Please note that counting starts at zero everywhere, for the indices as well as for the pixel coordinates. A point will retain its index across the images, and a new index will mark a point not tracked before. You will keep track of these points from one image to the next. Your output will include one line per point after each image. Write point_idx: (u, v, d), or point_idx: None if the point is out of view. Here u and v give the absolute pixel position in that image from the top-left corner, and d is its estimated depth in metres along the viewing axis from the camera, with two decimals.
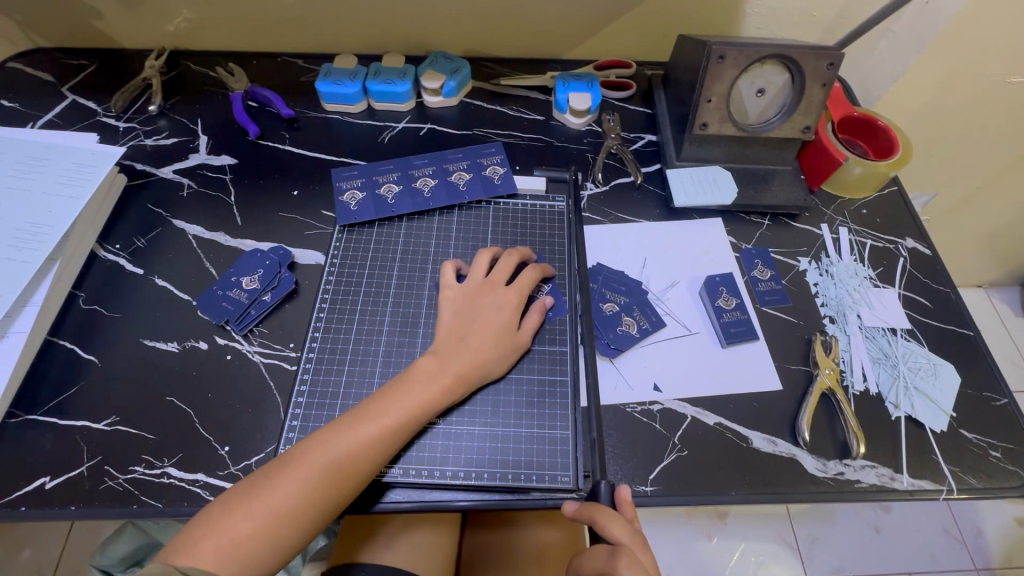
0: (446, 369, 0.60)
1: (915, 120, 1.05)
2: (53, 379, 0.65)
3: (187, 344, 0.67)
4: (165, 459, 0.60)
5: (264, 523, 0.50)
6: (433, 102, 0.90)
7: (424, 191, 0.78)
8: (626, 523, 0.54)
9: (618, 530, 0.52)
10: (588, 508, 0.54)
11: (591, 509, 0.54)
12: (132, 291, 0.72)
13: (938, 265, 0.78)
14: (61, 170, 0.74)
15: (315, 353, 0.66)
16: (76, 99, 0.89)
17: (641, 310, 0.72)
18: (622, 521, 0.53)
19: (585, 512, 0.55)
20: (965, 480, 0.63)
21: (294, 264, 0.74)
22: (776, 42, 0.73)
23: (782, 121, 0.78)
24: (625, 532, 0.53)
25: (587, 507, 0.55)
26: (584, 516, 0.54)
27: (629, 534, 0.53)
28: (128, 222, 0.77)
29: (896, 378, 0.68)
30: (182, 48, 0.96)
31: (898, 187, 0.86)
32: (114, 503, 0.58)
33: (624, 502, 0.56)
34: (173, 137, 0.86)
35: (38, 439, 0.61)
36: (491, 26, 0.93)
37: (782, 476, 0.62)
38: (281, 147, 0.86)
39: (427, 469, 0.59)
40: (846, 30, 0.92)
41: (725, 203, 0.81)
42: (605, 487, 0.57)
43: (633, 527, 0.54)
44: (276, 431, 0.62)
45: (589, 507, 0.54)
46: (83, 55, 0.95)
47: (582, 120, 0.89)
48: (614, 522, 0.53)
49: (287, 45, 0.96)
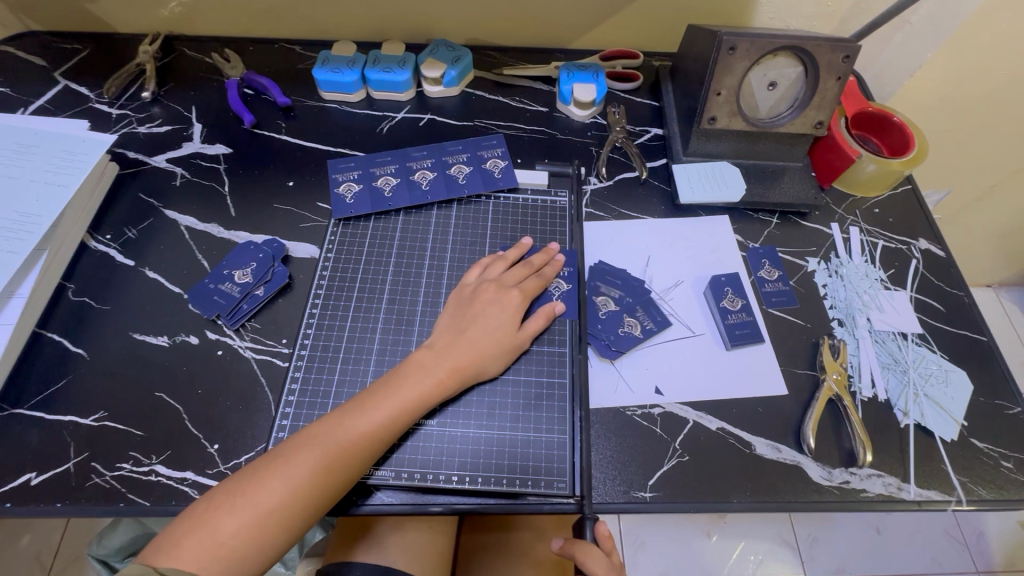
0: (441, 362, 0.59)
1: (931, 115, 1.02)
2: (41, 372, 0.63)
3: (177, 338, 0.66)
4: (153, 456, 0.59)
5: (252, 521, 0.49)
6: (434, 92, 0.88)
7: (422, 184, 0.76)
8: (607, 559, 0.55)
9: (599, 568, 0.54)
10: (570, 546, 0.55)
11: (574, 548, 0.55)
12: (123, 283, 0.70)
13: (951, 267, 0.76)
14: (51, 158, 0.72)
15: (307, 350, 0.64)
16: (68, 84, 0.87)
17: (644, 310, 0.70)
18: (602, 558, 0.54)
19: (569, 548, 0.56)
20: (975, 491, 0.61)
21: (288, 257, 0.72)
22: (791, 33, 0.70)
23: (794, 116, 0.75)
24: (605, 570, 0.54)
25: (569, 545, 0.56)
26: (567, 553, 0.55)
27: (609, 570, 0.54)
28: (120, 211, 0.76)
29: (906, 384, 0.66)
30: (177, 32, 0.94)
31: (912, 185, 0.83)
32: (101, 501, 0.56)
33: (603, 536, 0.56)
34: (166, 124, 0.84)
35: (24, 434, 0.60)
36: (494, 13, 0.90)
37: (785, 484, 0.60)
38: (277, 136, 0.83)
39: (419, 473, 0.57)
40: (861, 23, 0.89)
41: (733, 200, 0.78)
42: (590, 523, 0.57)
43: (612, 561, 0.55)
44: (266, 429, 0.60)
45: (571, 545, 0.56)
46: (75, 38, 0.92)
47: (587, 112, 0.86)
48: (596, 560, 0.54)
49: (284, 31, 0.94)
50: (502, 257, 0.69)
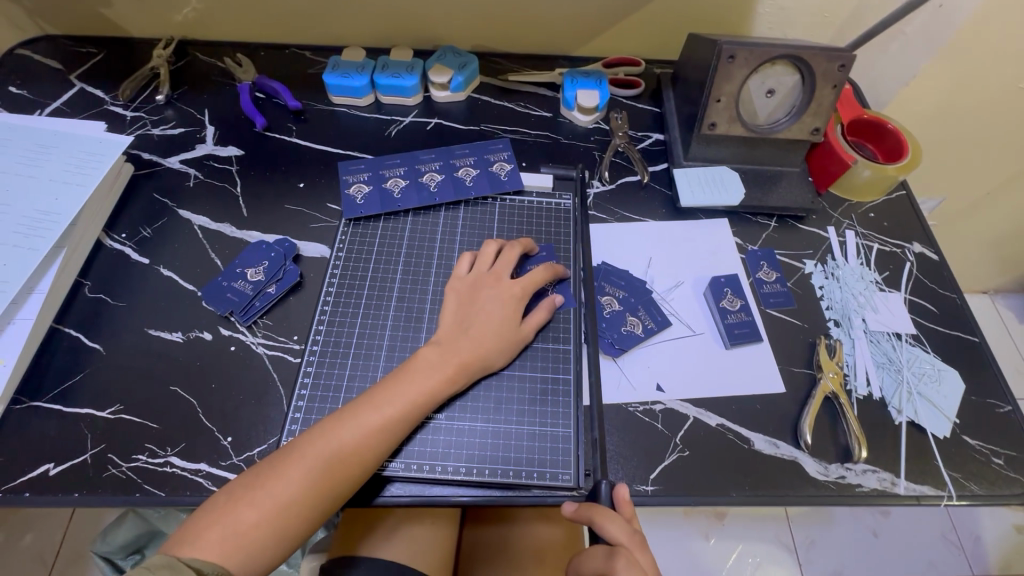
0: (448, 357, 0.61)
1: (926, 124, 1.04)
2: (58, 367, 0.65)
3: (191, 334, 0.68)
4: (168, 448, 0.60)
5: (270, 512, 0.50)
6: (441, 96, 0.90)
7: (431, 186, 0.78)
8: (626, 524, 0.55)
9: (617, 530, 0.53)
10: (587, 508, 0.55)
11: (590, 509, 0.55)
12: (137, 280, 0.72)
13: (944, 270, 0.78)
14: (68, 158, 0.74)
15: (319, 345, 0.66)
16: (83, 87, 0.89)
17: (646, 310, 0.72)
18: (620, 521, 0.54)
19: (585, 512, 0.55)
20: (967, 486, 0.62)
21: (299, 256, 0.74)
22: (788, 42, 0.73)
23: (792, 123, 0.77)
24: (624, 533, 0.53)
25: (587, 507, 0.55)
26: (584, 516, 0.54)
27: (628, 535, 0.54)
28: (135, 211, 0.78)
29: (900, 383, 0.68)
30: (191, 37, 0.96)
31: (907, 191, 0.85)
32: (118, 491, 0.58)
33: (621, 500, 0.56)
34: (180, 127, 0.86)
35: (42, 426, 0.61)
36: (500, 21, 0.92)
37: (782, 478, 0.62)
38: (288, 139, 0.85)
39: (428, 465, 0.59)
40: (857, 33, 0.91)
41: (733, 204, 0.80)
42: (606, 486, 0.58)
43: (632, 526, 0.55)
44: (279, 423, 0.62)
45: (588, 507, 0.55)
46: (91, 43, 0.95)
47: (590, 118, 0.88)
48: (612, 523, 0.54)
49: (295, 37, 0.96)
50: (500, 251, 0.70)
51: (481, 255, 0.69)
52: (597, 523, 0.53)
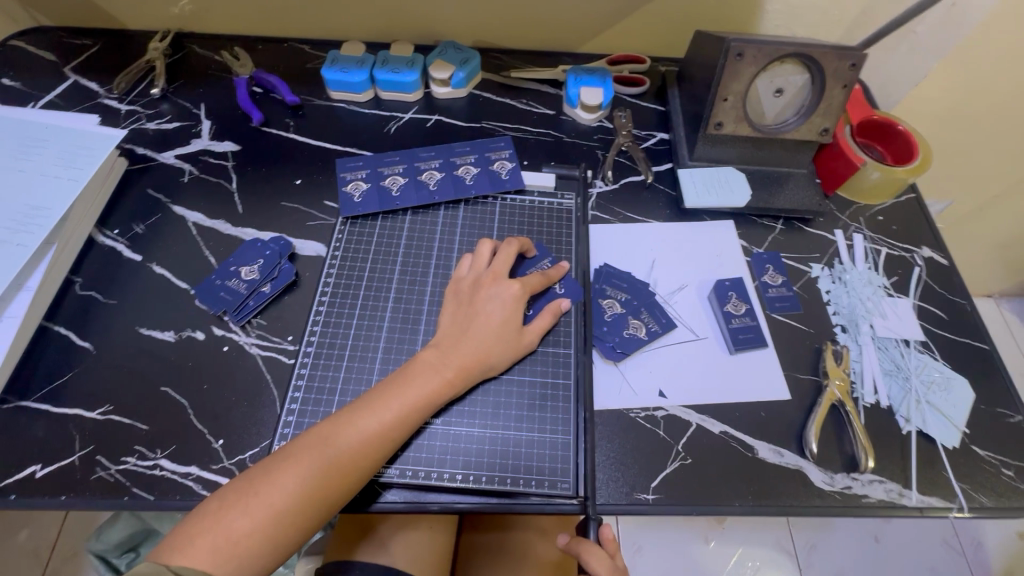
0: (448, 361, 0.59)
1: (936, 125, 1.02)
2: (46, 366, 0.64)
3: (183, 333, 0.66)
4: (158, 451, 0.59)
5: (263, 519, 0.49)
6: (441, 93, 0.88)
7: (430, 184, 0.76)
8: (611, 560, 0.55)
9: (603, 566, 0.54)
10: (575, 543, 0.56)
11: (577, 543, 0.55)
12: (130, 278, 0.70)
13: (954, 276, 0.76)
14: (60, 152, 0.73)
15: (314, 346, 0.64)
16: (78, 80, 0.88)
17: (649, 312, 0.70)
18: (606, 557, 0.55)
19: (573, 546, 0.56)
20: (976, 498, 0.61)
21: (294, 255, 0.72)
22: (798, 40, 0.71)
23: (800, 123, 0.76)
24: (608, 569, 0.54)
25: (575, 541, 0.56)
26: (572, 550, 0.55)
27: (613, 572, 0.55)
28: (128, 206, 0.76)
29: (908, 391, 0.67)
30: (187, 30, 0.94)
31: (916, 193, 0.83)
32: (106, 494, 0.56)
33: (607, 539, 0.58)
34: (175, 121, 0.84)
35: (30, 427, 0.60)
36: (502, 16, 0.91)
37: (786, 488, 0.60)
38: (285, 135, 0.84)
39: (424, 471, 0.58)
40: (868, 31, 0.89)
41: (738, 206, 0.78)
42: (593, 522, 0.58)
43: (615, 564, 0.56)
44: (271, 425, 0.61)
45: (576, 542, 0.56)
46: (86, 34, 0.93)
47: (593, 116, 0.87)
48: (597, 559, 0.54)
49: (294, 31, 0.94)
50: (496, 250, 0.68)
51: (479, 253, 0.67)
52: (583, 558, 0.54)
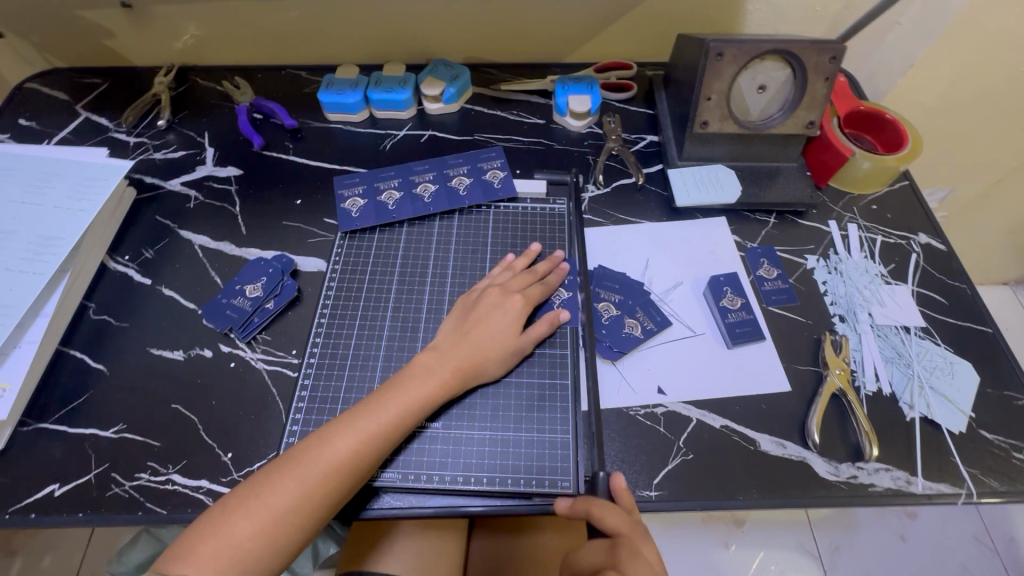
0: (445, 363, 0.61)
1: (930, 113, 1.02)
2: (63, 388, 0.66)
3: (192, 352, 0.68)
4: (169, 466, 0.61)
5: (264, 522, 0.50)
6: (434, 109, 0.91)
7: (425, 197, 0.78)
8: (624, 513, 0.54)
9: (615, 518, 0.53)
10: (582, 502, 0.54)
11: (586, 502, 0.54)
12: (141, 301, 0.73)
13: (952, 260, 0.76)
14: (73, 184, 0.76)
15: (316, 358, 0.66)
16: (89, 116, 0.92)
17: (644, 311, 0.71)
18: (618, 510, 0.53)
19: (580, 506, 0.54)
20: (986, 483, 0.60)
21: (297, 271, 0.75)
22: (777, 37, 0.72)
23: (785, 118, 0.77)
24: (621, 521, 0.53)
25: (582, 500, 0.54)
26: (579, 510, 0.54)
27: (626, 522, 0.53)
28: (137, 233, 0.79)
29: (910, 377, 0.66)
30: (191, 63, 0.98)
31: (909, 181, 0.84)
32: (121, 510, 0.58)
33: (618, 489, 0.56)
34: (180, 150, 0.88)
35: (48, 447, 0.62)
36: (489, 32, 0.93)
37: (792, 480, 0.60)
38: (285, 157, 0.87)
39: (427, 475, 0.58)
40: (850, 23, 0.90)
41: (730, 202, 0.79)
42: (602, 476, 0.58)
43: (631, 514, 0.54)
44: (277, 436, 0.62)
45: (584, 501, 0.54)
46: (96, 73, 0.98)
47: (582, 122, 0.88)
48: (609, 513, 0.53)
49: (291, 58, 0.98)
50: (511, 266, 0.71)
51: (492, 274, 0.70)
52: (593, 515, 0.53)
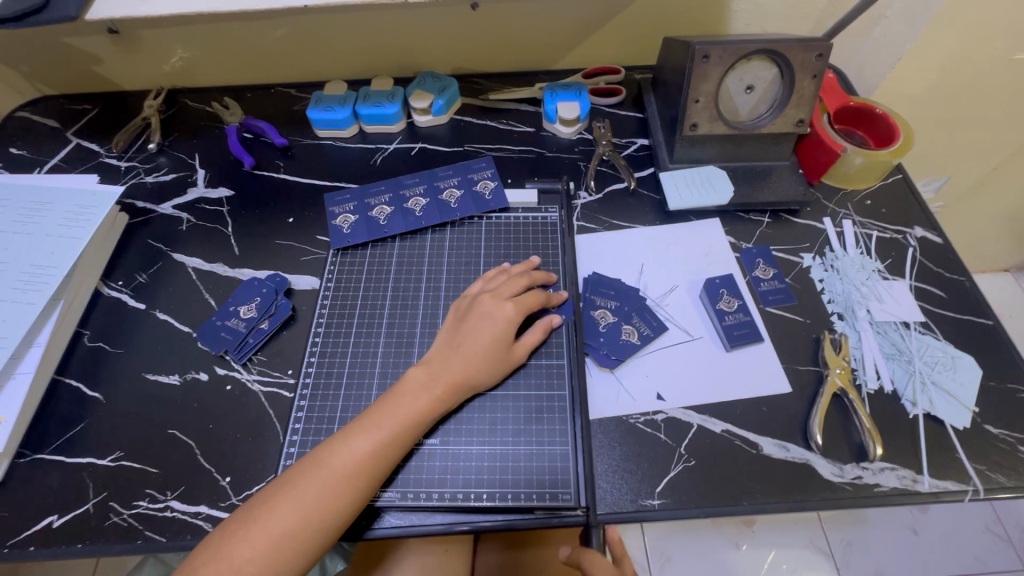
0: (437, 377, 0.60)
1: (921, 105, 1.02)
2: (60, 417, 0.66)
3: (188, 376, 0.68)
4: (168, 493, 0.60)
5: (263, 546, 0.50)
6: (423, 121, 0.91)
7: (416, 210, 0.78)
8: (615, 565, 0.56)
9: (604, 572, 0.54)
10: (576, 552, 0.57)
11: (579, 553, 0.57)
12: (135, 326, 0.73)
13: (949, 253, 0.75)
14: (63, 212, 0.76)
15: (311, 378, 0.66)
16: (80, 142, 0.92)
17: (640, 316, 0.70)
18: (607, 562, 0.55)
19: (575, 556, 0.57)
20: (993, 478, 0.59)
21: (290, 290, 0.74)
22: (762, 37, 0.72)
23: (774, 117, 0.76)
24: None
25: (576, 551, 0.57)
26: (573, 561, 0.57)
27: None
28: (131, 258, 0.79)
29: (912, 373, 0.65)
30: (180, 85, 0.99)
31: (903, 174, 0.83)
32: (120, 539, 0.58)
33: (613, 540, 0.58)
34: (171, 172, 0.88)
35: (46, 478, 0.62)
36: (476, 42, 0.93)
37: (796, 483, 0.59)
38: (276, 175, 0.87)
39: (426, 492, 0.58)
40: (836, 18, 0.90)
41: (723, 203, 0.79)
42: (596, 533, 0.57)
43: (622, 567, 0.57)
44: (274, 458, 0.62)
45: (576, 551, 0.57)
46: (86, 99, 0.98)
47: (572, 129, 0.88)
48: (601, 566, 0.55)
49: (280, 76, 0.98)
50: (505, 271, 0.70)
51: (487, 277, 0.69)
52: (584, 567, 0.55)
